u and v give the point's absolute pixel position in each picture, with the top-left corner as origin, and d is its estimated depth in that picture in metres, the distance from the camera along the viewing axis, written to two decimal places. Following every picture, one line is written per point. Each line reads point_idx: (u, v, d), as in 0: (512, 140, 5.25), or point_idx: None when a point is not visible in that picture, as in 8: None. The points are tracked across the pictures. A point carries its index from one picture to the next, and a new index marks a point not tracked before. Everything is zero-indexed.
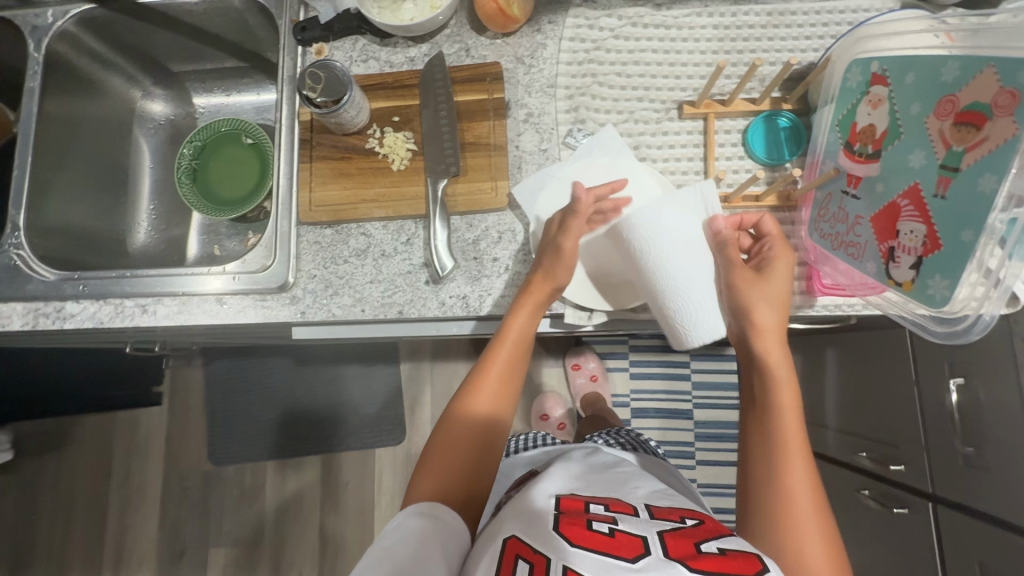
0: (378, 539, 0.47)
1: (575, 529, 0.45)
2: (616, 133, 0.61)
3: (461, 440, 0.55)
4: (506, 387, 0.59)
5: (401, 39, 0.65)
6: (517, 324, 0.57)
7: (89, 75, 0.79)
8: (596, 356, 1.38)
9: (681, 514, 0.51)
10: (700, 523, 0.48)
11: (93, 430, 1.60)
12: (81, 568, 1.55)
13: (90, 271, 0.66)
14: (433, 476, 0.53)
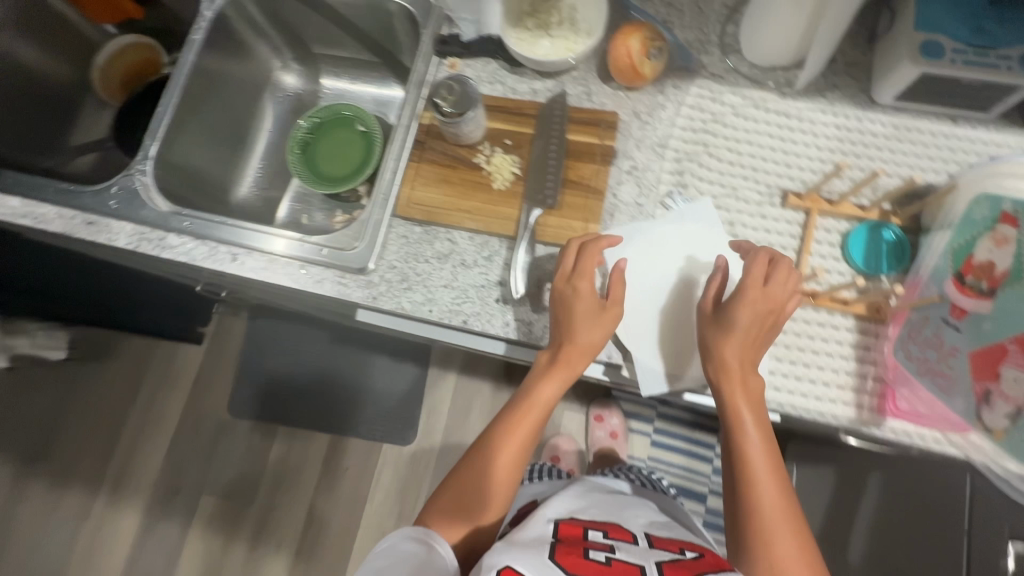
0: (375, 553, 0.54)
1: (572, 559, 0.47)
2: (714, 206, 0.62)
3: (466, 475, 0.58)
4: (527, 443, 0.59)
5: (530, 72, 0.69)
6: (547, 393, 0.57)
7: (244, 40, 0.87)
8: (620, 412, 1.37)
9: (681, 546, 0.53)
10: (701, 557, 0.50)
11: (135, 350, 1.69)
12: (84, 475, 1.62)
13: (198, 211, 0.72)
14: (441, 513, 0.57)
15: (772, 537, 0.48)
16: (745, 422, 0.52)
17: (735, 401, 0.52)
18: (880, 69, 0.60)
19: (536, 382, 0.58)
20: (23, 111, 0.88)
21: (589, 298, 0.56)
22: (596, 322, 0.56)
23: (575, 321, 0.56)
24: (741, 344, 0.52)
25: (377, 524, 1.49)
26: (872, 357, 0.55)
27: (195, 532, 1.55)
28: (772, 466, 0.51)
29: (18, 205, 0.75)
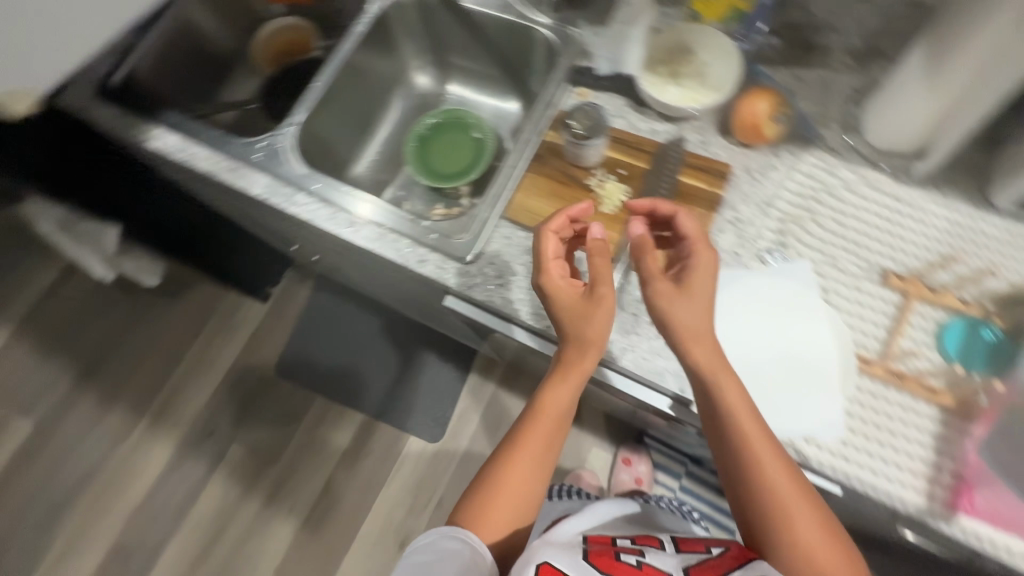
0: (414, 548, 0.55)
1: (604, 561, 0.53)
2: (812, 270, 0.63)
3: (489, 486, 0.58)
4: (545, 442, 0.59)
5: (654, 113, 0.74)
6: (557, 393, 0.57)
7: (393, 39, 0.96)
8: (649, 461, 1.37)
9: (707, 544, 0.56)
10: (726, 552, 0.53)
11: (206, 295, 1.80)
12: (132, 398, 1.72)
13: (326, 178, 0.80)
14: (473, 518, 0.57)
15: (789, 511, 0.50)
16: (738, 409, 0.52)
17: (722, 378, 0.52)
18: (1002, 173, 0.62)
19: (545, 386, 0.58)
20: (185, 72, 1.02)
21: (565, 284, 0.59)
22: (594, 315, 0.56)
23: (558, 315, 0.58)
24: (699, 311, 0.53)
25: (386, 513, 1.51)
26: (952, 452, 0.55)
27: (218, 476, 1.61)
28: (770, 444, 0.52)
29: (176, 142, 0.86)
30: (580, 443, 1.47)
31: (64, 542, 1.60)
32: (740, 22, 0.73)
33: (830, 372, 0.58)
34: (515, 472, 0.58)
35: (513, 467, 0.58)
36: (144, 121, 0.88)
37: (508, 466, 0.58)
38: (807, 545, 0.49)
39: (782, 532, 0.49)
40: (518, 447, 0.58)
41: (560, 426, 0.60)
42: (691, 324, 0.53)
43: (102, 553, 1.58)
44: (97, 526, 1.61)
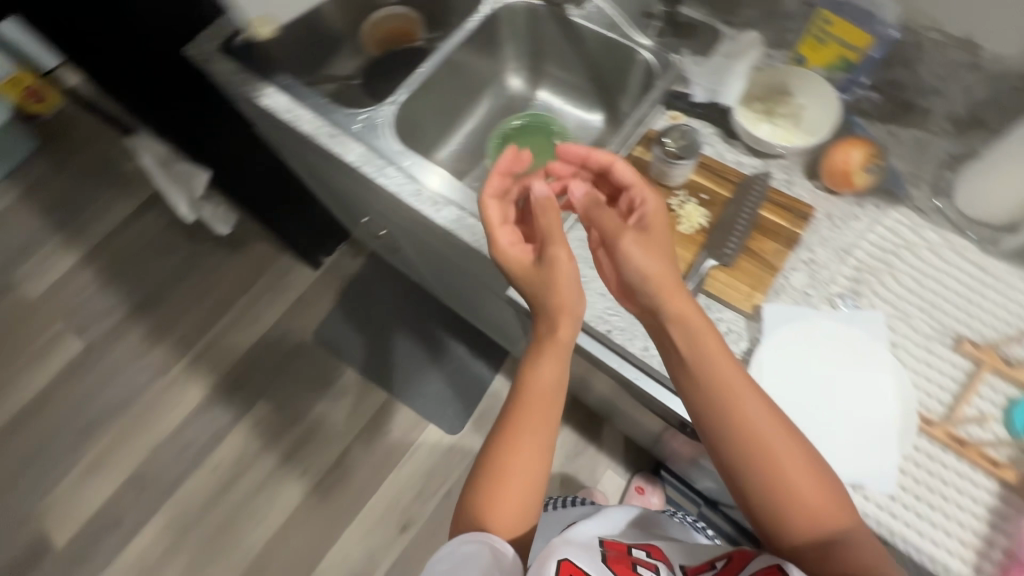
0: (436, 560, 0.55)
1: (621, 569, 0.57)
2: (883, 323, 0.63)
3: (490, 480, 0.58)
4: (542, 413, 0.61)
5: (742, 145, 0.76)
6: (547, 367, 0.61)
7: (499, 42, 1.01)
8: (663, 494, 1.38)
9: (711, 561, 0.60)
10: (727, 561, 0.58)
11: (263, 254, 1.89)
12: (178, 337, 1.81)
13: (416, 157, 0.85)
14: (482, 504, 0.58)
15: (776, 459, 0.51)
16: (708, 355, 0.55)
17: (688, 318, 0.56)
18: None
19: (533, 365, 0.62)
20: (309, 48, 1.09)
21: (513, 247, 0.65)
22: (556, 284, 0.60)
23: (523, 280, 0.63)
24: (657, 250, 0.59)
25: (394, 494, 1.53)
26: (1005, 528, 0.54)
27: (242, 426, 1.67)
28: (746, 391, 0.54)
29: (285, 103, 0.92)
30: (596, 463, 1.47)
31: (90, 460, 1.69)
32: (847, 71, 0.72)
33: (889, 426, 0.58)
34: (514, 456, 0.59)
35: (509, 453, 0.59)
36: (258, 79, 0.95)
37: (507, 455, 0.59)
38: (799, 492, 0.50)
39: (773, 487, 0.51)
40: (512, 432, 0.60)
41: (553, 403, 0.61)
42: (651, 269, 0.58)
43: (123, 477, 1.65)
44: (123, 451, 1.69)
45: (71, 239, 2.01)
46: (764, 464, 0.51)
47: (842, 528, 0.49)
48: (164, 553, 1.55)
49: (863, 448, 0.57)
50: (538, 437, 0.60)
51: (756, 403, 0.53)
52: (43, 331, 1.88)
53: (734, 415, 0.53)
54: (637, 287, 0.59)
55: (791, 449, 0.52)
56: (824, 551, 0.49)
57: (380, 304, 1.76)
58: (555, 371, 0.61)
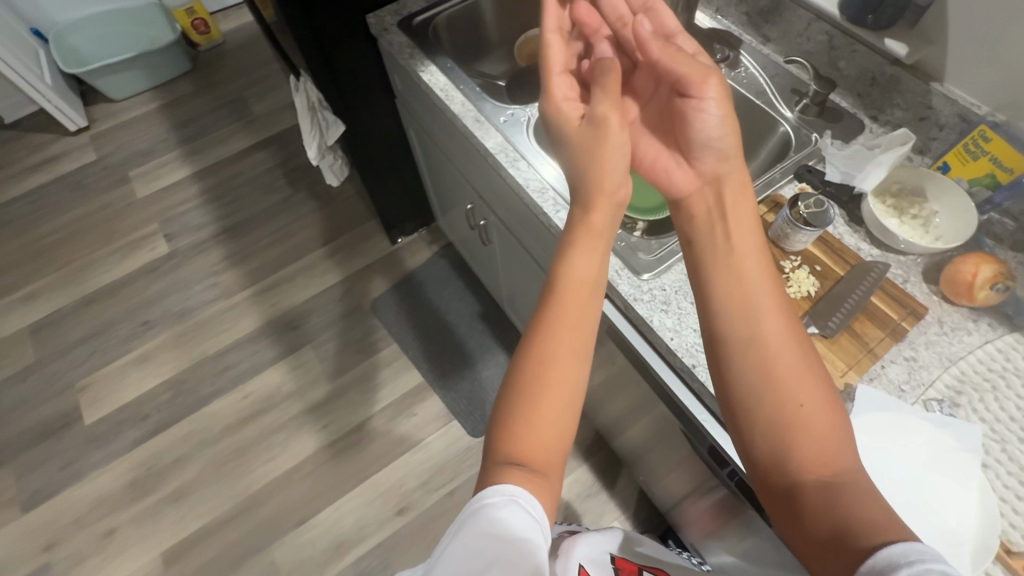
0: (467, 523, 0.50)
1: None
2: (978, 439, 0.62)
3: (525, 397, 0.56)
4: (575, 314, 0.60)
5: (864, 232, 0.77)
6: (582, 259, 0.62)
7: None
8: None
9: None
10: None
11: (347, 216, 2.00)
12: (251, 268, 1.92)
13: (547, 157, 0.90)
14: (510, 427, 0.55)
15: (783, 372, 0.51)
16: (736, 253, 0.57)
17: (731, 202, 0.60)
18: None
19: (567, 258, 0.62)
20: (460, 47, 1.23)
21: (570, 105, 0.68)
22: (603, 162, 0.64)
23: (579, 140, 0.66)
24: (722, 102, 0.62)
25: (401, 476, 1.54)
26: None
27: (281, 366, 1.74)
28: (767, 297, 0.55)
29: (442, 82, 1.01)
30: (605, 508, 1.44)
31: (139, 353, 1.79)
32: (990, 189, 0.74)
33: (968, 538, 0.57)
34: (548, 349, 0.58)
35: (541, 348, 0.58)
36: (423, 56, 1.05)
37: (545, 357, 0.57)
38: (809, 421, 0.49)
39: (782, 410, 0.50)
40: (546, 327, 0.59)
41: (590, 298, 0.61)
42: (716, 130, 0.62)
43: (162, 378, 1.74)
44: (170, 354, 1.78)
45: (188, 155, 2.20)
46: (770, 374, 0.52)
47: (849, 473, 0.48)
48: (175, 460, 1.61)
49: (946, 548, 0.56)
50: (577, 336, 0.59)
51: (772, 315, 0.54)
52: (138, 227, 2.04)
53: (759, 326, 0.54)
54: (705, 149, 0.63)
55: (807, 372, 0.52)
56: (826, 490, 0.47)
57: (440, 292, 1.82)
58: (592, 260, 0.62)
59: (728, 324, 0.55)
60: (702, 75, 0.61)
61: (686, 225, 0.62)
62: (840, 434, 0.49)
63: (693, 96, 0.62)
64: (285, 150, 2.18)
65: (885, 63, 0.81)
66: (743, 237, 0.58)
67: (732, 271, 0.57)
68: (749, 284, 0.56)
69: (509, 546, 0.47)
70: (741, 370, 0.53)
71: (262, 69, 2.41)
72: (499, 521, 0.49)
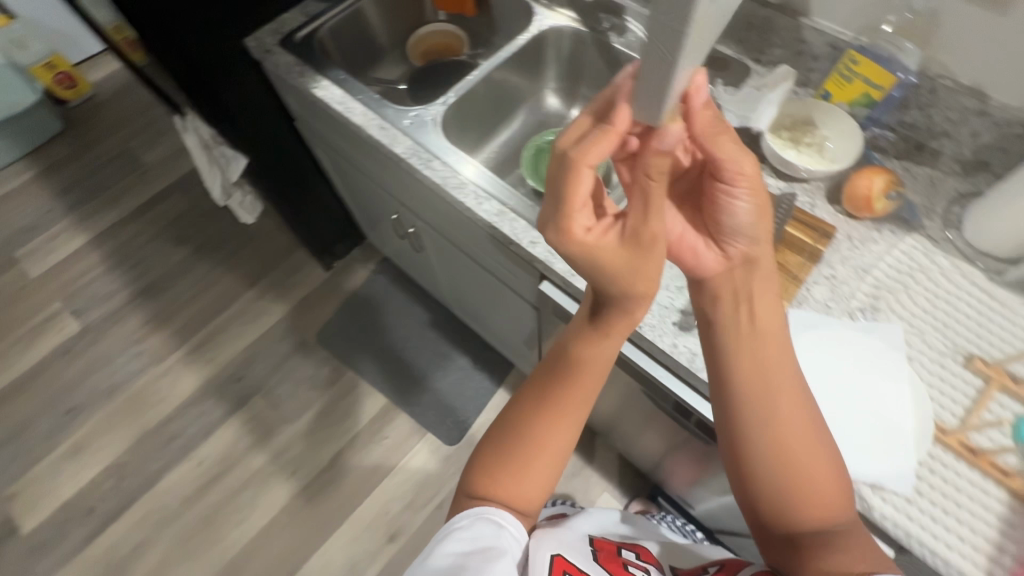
0: (438, 544, 0.59)
1: (614, 566, 0.60)
2: (899, 336, 0.67)
3: (517, 460, 0.61)
4: (574, 398, 0.61)
5: (768, 168, 0.81)
6: (604, 346, 0.59)
7: (540, 62, 1.09)
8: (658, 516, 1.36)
9: (703, 565, 0.63)
10: (721, 566, 0.61)
11: (273, 252, 1.90)
12: (178, 326, 1.79)
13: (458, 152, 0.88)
14: (496, 476, 0.61)
15: (800, 449, 0.54)
16: (759, 329, 0.56)
17: (754, 279, 0.56)
18: None
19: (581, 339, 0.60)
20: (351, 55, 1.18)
21: (596, 232, 0.48)
22: (646, 273, 0.50)
23: (609, 270, 0.50)
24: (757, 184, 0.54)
25: (384, 503, 1.49)
26: (1016, 537, 0.56)
27: (233, 422, 1.64)
28: (788, 377, 0.55)
29: (338, 95, 0.97)
30: (592, 484, 1.46)
31: (70, 444, 1.63)
32: (868, 108, 0.79)
33: (908, 429, 0.61)
34: (542, 427, 0.61)
35: (536, 424, 0.61)
36: (313, 71, 1.01)
37: (541, 433, 0.61)
38: (820, 489, 0.53)
39: (794, 483, 0.54)
40: (544, 404, 0.62)
41: (597, 380, 0.61)
42: (751, 215, 0.55)
43: (102, 465, 1.60)
44: (106, 438, 1.63)
45: (81, 221, 2.01)
46: (791, 450, 0.54)
47: (842, 524, 0.53)
48: (135, 549, 1.48)
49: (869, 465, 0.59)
50: (577, 412, 0.62)
51: (792, 395, 0.55)
52: (39, 310, 1.85)
53: (777, 411, 0.54)
54: (734, 233, 0.56)
55: (819, 445, 0.55)
56: (826, 542, 0.52)
57: (386, 309, 1.77)
58: (615, 346, 0.59)
59: (750, 410, 0.55)
60: (741, 165, 0.52)
61: (707, 305, 0.58)
62: (844, 496, 0.54)
63: (725, 181, 0.53)
64: (190, 195, 2.04)
65: (757, 6, 0.85)
66: (770, 317, 0.56)
67: (752, 357, 0.55)
68: (767, 369, 0.55)
69: (468, 555, 0.56)
70: (759, 451, 0.55)
71: (146, 114, 2.24)
72: (464, 536, 0.58)
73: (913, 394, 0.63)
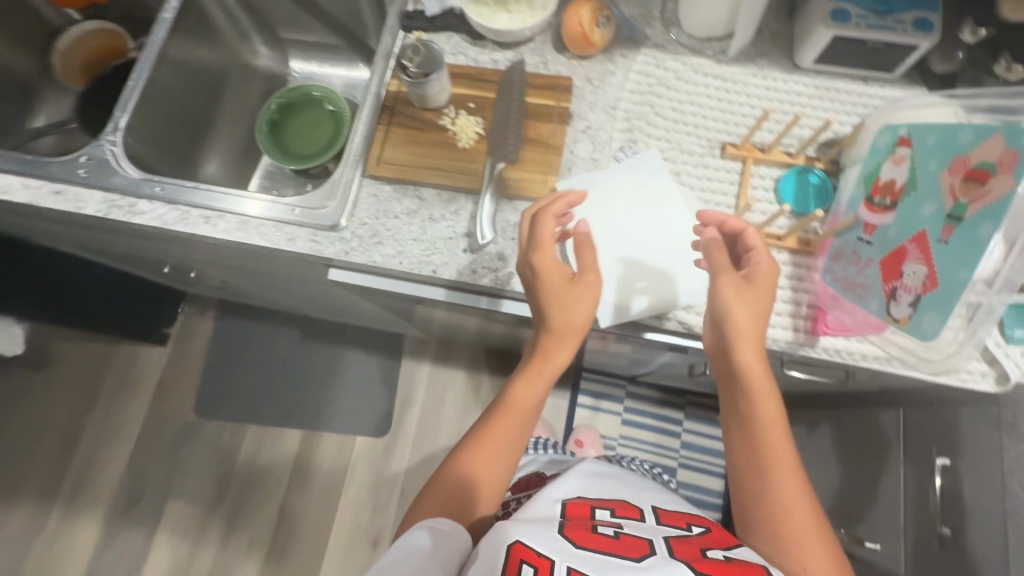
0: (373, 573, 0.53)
1: (579, 533, 0.52)
2: (661, 157, 0.68)
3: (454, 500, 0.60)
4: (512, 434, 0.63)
5: (491, 43, 0.74)
6: (523, 390, 0.62)
7: (216, 23, 0.90)
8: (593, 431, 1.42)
9: (688, 521, 0.58)
10: (706, 532, 0.55)
11: (92, 357, 1.63)
12: (36, 489, 1.53)
13: (227, 188, 0.71)
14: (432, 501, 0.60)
15: (794, 514, 0.54)
16: (747, 405, 0.57)
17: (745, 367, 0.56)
18: (800, 38, 0.68)
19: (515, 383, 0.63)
20: None
21: (558, 264, 0.59)
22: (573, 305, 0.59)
23: (555, 294, 0.58)
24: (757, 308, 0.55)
25: (352, 521, 1.46)
26: (805, 286, 0.62)
27: (159, 541, 1.48)
28: (784, 451, 0.56)
29: None
30: None
31: None
32: None
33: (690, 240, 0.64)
34: (478, 478, 0.61)
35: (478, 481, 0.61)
36: None
37: (469, 473, 0.61)
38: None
39: (789, 551, 0.53)
40: (484, 460, 0.61)
41: (524, 417, 0.63)
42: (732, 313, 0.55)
43: None
44: None
45: None
46: (786, 517, 0.54)
47: None
48: None
49: (665, 295, 0.63)
50: (504, 452, 0.62)
51: (790, 469, 0.56)
52: None
53: (777, 483, 0.55)
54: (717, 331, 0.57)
55: (814, 521, 0.54)
56: None
57: (250, 347, 1.61)
58: (535, 386, 0.62)
59: (748, 478, 0.57)
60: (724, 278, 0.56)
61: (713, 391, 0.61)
62: None
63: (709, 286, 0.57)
64: None
65: None
66: (771, 399, 0.57)
67: (750, 437, 0.57)
68: (769, 441, 0.57)
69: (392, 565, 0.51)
70: (755, 514, 0.55)
71: None
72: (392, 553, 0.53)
73: (688, 207, 0.66)
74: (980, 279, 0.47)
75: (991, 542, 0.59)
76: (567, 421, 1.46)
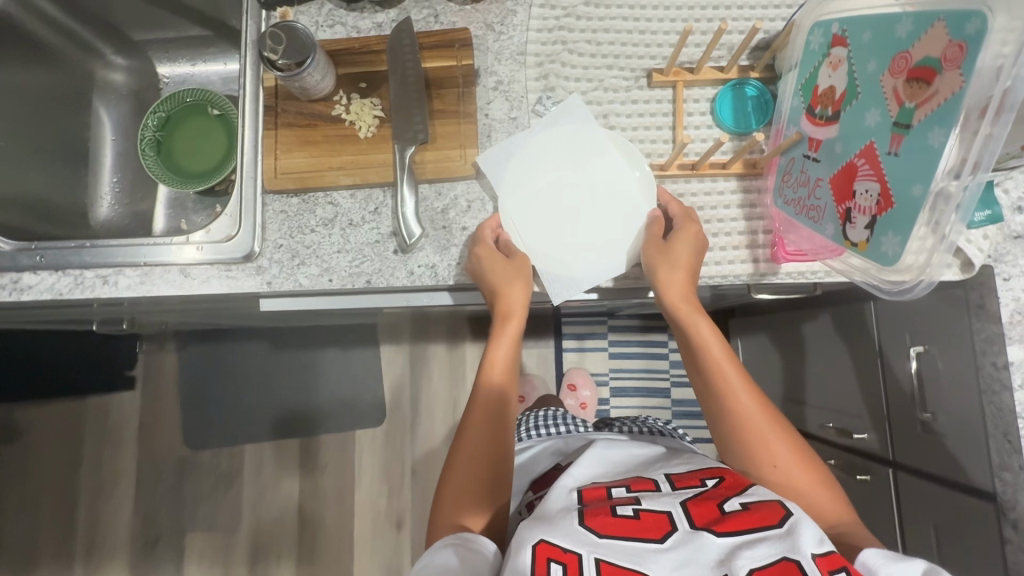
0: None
1: (601, 520, 0.51)
2: (584, 102, 0.62)
3: (478, 498, 0.58)
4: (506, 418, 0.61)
5: (368, 4, 0.64)
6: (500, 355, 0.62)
7: (47, 42, 0.78)
8: (584, 372, 1.44)
9: (701, 476, 0.57)
10: (720, 482, 0.55)
11: (61, 418, 1.55)
12: (51, 556, 1.52)
13: (150, 237, 0.63)
14: (457, 505, 0.58)
15: (764, 430, 0.56)
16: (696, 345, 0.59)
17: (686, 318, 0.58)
18: None
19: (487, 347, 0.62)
20: None
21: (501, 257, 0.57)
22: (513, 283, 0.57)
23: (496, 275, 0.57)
24: (681, 262, 0.55)
25: (370, 510, 1.49)
26: (759, 212, 0.59)
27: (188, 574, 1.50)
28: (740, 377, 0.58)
29: None
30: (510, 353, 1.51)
31: None
32: None
33: (635, 184, 0.60)
34: (497, 473, 0.59)
35: (496, 475, 0.59)
36: None
37: (483, 473, 0.59)
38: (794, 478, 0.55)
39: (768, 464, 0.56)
40: (493, 452, 0.59)
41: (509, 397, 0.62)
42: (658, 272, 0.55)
43: None
44: None
45: None
46: (756, 434, 0.56)
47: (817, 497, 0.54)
48: None
49: (608, 260, 0.59)
50: (503, 435, 0.60)
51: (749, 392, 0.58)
52: None
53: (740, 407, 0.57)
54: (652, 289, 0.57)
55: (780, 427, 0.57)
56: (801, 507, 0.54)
57: (221, 370, 1.55)
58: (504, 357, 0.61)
59: (714, 413, 0.59)
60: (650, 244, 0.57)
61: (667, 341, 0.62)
62: (818, 488, 0.55)
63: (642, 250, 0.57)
64: None
65: None
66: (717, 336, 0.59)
67: (701, 367, 0.59)
68: (724, 373, 0.58)
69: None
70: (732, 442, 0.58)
71: None
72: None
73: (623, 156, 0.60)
74: (940, 171, 0.41)
75: (970, 422, 0.61)
76: (557, 367, 1.46)
